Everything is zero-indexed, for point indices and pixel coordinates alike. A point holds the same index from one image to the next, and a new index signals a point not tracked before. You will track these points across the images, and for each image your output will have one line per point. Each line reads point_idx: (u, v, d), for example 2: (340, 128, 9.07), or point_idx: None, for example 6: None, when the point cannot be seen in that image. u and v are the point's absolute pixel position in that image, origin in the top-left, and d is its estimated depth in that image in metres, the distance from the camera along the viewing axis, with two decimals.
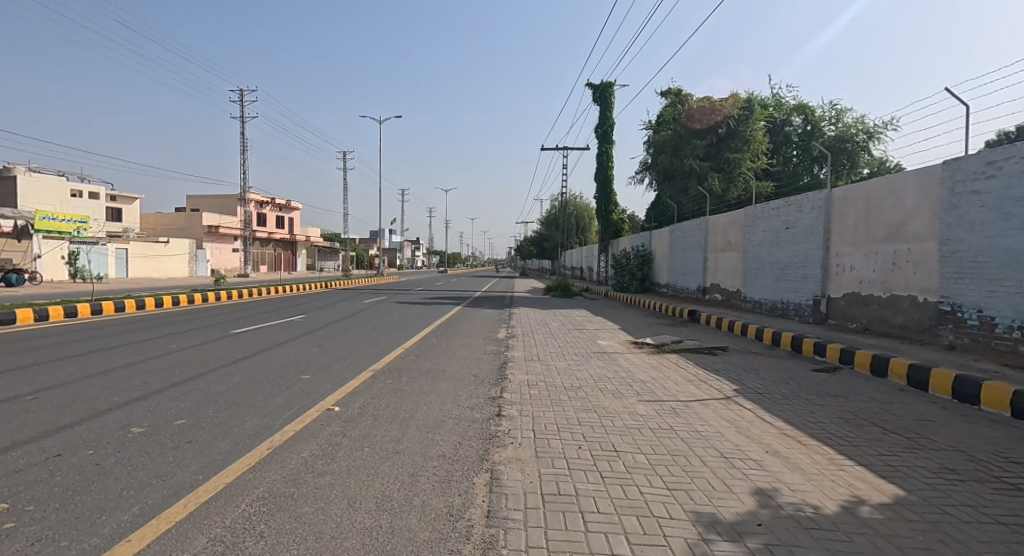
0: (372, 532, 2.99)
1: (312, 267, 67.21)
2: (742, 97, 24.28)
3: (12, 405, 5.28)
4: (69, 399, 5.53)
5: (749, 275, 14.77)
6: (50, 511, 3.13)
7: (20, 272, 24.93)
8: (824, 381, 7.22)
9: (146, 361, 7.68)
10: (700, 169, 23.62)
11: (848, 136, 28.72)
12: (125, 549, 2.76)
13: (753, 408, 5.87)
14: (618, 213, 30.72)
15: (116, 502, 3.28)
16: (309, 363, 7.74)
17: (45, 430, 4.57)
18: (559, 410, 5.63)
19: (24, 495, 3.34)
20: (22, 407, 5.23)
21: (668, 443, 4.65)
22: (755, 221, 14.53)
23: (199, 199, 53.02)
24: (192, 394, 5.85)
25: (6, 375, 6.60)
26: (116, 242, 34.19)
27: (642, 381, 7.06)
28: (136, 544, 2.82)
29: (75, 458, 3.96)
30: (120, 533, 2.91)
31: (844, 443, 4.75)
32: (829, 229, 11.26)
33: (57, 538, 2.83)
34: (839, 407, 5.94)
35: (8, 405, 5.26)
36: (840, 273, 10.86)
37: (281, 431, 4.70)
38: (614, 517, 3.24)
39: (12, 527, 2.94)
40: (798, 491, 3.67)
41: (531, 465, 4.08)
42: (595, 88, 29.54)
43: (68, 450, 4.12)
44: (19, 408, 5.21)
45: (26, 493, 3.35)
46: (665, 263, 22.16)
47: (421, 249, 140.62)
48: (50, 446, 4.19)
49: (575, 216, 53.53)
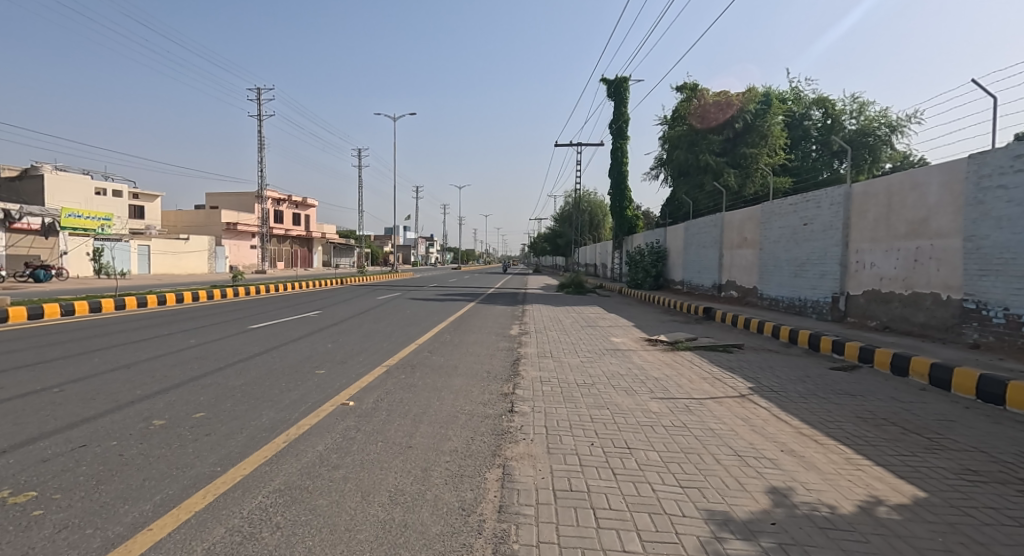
0: (385, 525, 3.01)
1: (328, 264, 68.02)
2: (759, 90, 23.85)
3: (38, 397, 5.38)
4: (95, 391, 5.67)
5: (766, 273, 14.58)
6: (76, 500, 3.20)
7: (48, 268, 25.59)
8: (842, 380, 7.09)
9: (166, 355, 7.77)
10: (716, 164, 23.36)
11: (870, 130, 28.15)
12: (144, 541, 2.77)
13: (769, 406, 5.78)
14: (632, 210, 30.55)
15: (138, 492, 3.33)
16: (326, 358, 7.82)
17: (70, 421, 4.65)
18: (571, 407, 5.60)
19: (51, 483, 3.41)
20: (51, 398, 5.34)
21: (681, 441, 4.60)
22: (771, 217, 14.32)
23: (218, 197, 53.92)
24: (211, 388, 5.92)
25: (31, 368, 6.74)
26: (139, 239, 34.89)
27: (655, 379, 7.00)
28: (156, 533, 2.85)
29: (100, 449, 4.03)
30: (142, 522, 2.95)
31: (862, 442, 4.66)
32: (848, 225, 11.05)
33: (83, 526, 2.89)
34: (858, 406, 5.84)
35: (35, 397, 5.36)
36: (860, 269, 10.67)
37: (297, 424, 4.73)
38: (625, 514, 3.22)
39: (40, 514, 3.01)
40: (814, 491, 3.62)
41: (543, 461, 4.06)
42: (609, 84, 29.27)
43: (92, 441, 4.19)
44: (45, 399, 5.32)
45: (52, 482, 3.42)
46: (680, 259, 22.03)
47: (435, 246, 141.60)
48: (74, 437, 4.26)
49: (589, 212, 53.60)
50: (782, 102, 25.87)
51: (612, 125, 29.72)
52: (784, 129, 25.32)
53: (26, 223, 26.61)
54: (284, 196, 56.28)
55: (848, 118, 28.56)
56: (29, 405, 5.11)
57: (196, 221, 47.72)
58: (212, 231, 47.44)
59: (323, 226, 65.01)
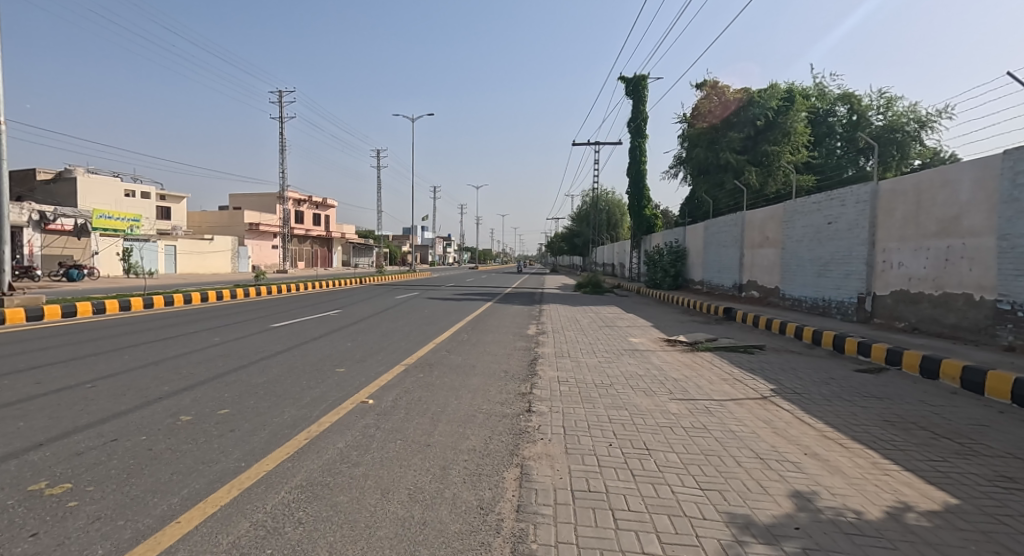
0: (404, 523, 3.00)
1: (348, 264, 68.74)
2: (782, 87, 23.36)
3: (71, 392, 5.51)
4: (125, 387, 5.78)
5: (789, 273, 14.31)
6: (108, 492, 3.26)
7: (80, 267, 26.27)
8: (868, 382, 6.93)
9: (191, 353, 7.89)
10: (737, 162, 23.00)
11: (898, 126, 27.49)
12: (172, 533, 2.81)
13: (792, 409, 5.67)
14: (651, 209, 30.26)
15: (167, 485, 3.38)
16: (345, 357, 7.85)
17: (101, 416, 4.74)
18: (589, 407, 5.55)
19: (84, 476, 3.48)
20: (83, 394, 5.46)
21: (701, 443, 4.53)
22: (794, 216, 14.04)
23: (241, 199, 54.84)
24: (235, 385, 6.00)
25: (64, 364, 6.91)
26: (165, 240, 35.64)
27: (674, 380, 6.91)
28: (184, 525, 2.90)
29: (130, 443, 4.11)
30: (170, 515, 3.00)
31: (890, 447, 4.53)
32: (874, 223, 10.80)
33: (114, 517, 2.95)
34: (885, 409, 5.69)
35: (69, 392, 5.49)
36: (887, 269, 10.42)
37: (317, 422, 4.76)
38: (644, 516, 3.17)
39: (75, 505, 3.08)
40: (839, 496, 3.53)
41: (561, 461, 4.03)
42: (628, 81, 29.00)
43: (122, 435, 4.27)
44: (79, 394, 5.44)
45: (86, 475, 3.49)
46: (699, 259, 21.77)
47: (453, 246, 142.18)
48: (106, 431, 4.35)
49: (606, 212, 53.39)
50: (806, 99, 25.39)
51: (630, 123, 29.48)
52: (807, 126, 24.82)
53: (61, 224, 27.32)
54: (305, 197, 57.04)
55: (874, 114, 27.97)
56: (63, 399, 5.24)
57: (220, 222, 48.62)
58: (235, 232, 48.29)
59: (343, 226, 65.71)
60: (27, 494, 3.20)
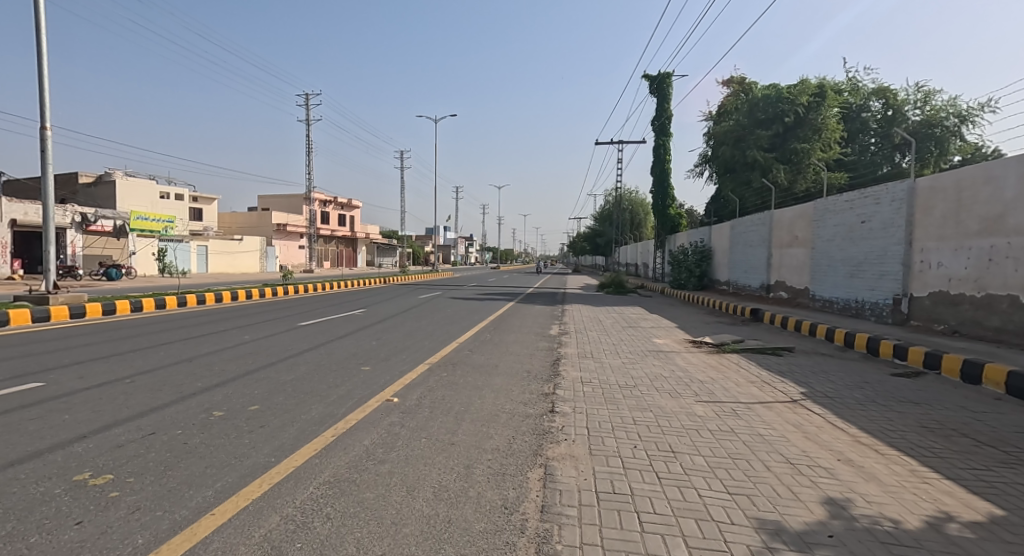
0: (430, 520, 3.00)
1: (371, 264, 69.51)
2: (813, 82, 22.75)
3: (112, 387, 5.66)
4: (161, 383, 5.90)
5: (819, 273, 13.96)
6: (148, 483, 3.32)
7: (118, 266, 27.09)
8: (905, 387, 6.70)
9: (222, 350, 8.04)
10: (764, 160, 22.52)
11: (936, 121, 26.62)
12: (207, 525, 2.85)
13: (824, 413, 5.51)
14: (675, 209, 29.85)
15: (201, 478, 3.43)
16: (370, 356, 7.90)
17: (139, 410, 4.85)
18: (613, 409, 5.48)
19: (124, 468, 3.55)
20: (123, 388, 5.60)
21: (730, 446, 4.43)
22: (825, 214, 13.68)
23: (269, 200, 55.91)
24: (264, 382, 6.09)
25: (104, 360, 7.11)
26: (197, 240, 36.52)
27: (701, 382, 6.79)
28: (218, 518, 2.94)
29: (166, 436, 4.19)
30: (205, 507, 3.04)
31: (930, 454, 4.36)
32: (911, 222, 10.46)
33: (153, 508, 3.01)
34: (923, 415, 5.49)
35: (110, 387, 5.64)
36: (925, 269, 10.08)
37: (344, 419, 4.80)
38: (671, 519, 3.11)
39: (116, 496, 3.15)
40: (875, 504, 3.40)
41: (585, 462, 3.98)
42: (652, 79, 28.68)
43: (159, 429, 4.36)
44: (119, 389, 5.58)
45: (126, 466, 3.57)
46: (725, 259, 21.40)
47: (475, 246, 142.64)
48: (144, 425, 4.45)
49: (629, 212, 52.95)
50: (838, 94, 24.73)
51: (654, 121, 29.15)
52: (839, 122, 24.16)
53: (101, 225, 28.20)
54: (331, 198, 57.85)
55: (911, 108, 27.14)
56: (104, 394, 5.38)
57: (249, 223, 49.64)
58: (263, 232, 49.24)
59: (367, 227, 66.48)
60: (73, 484, 3.28)
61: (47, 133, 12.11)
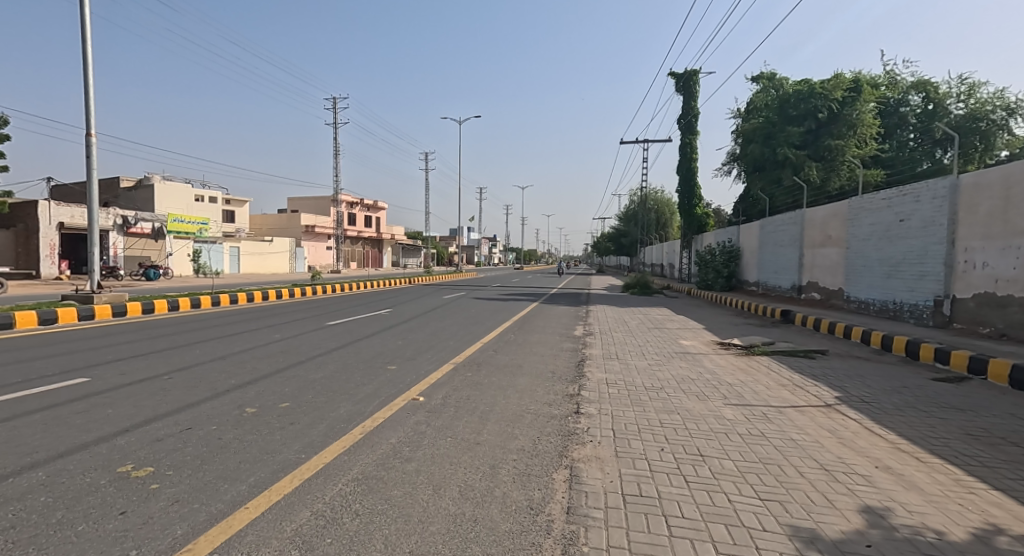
0: (456, 519, 2.97)
1: (397, 265, 70.22)
2: (848, 77, 22.08)
3: (152, 382, 5.80)
4: (197, 379, 6.03)
5: (854, 274, 13.56)
6: (185, 476, 3.38)
7: (157, 267, 27.94)
8: (947, 392, 6.43)
9: (254, 348, 8.18)
10: (796, 158, 21.98)
11: (982, 114, 25.59)
12: (242, 519, 2.88)
13: (860, 418, 5.32)
14: (702, 208, 29.37)
15: (235, 473, 3.47)
16: (396, 355, 7.94)
17: (177, 406, 4.95)
18: (640, 411, 5.39)
19: (164, 461, 3.63)
20: (161, 384, 5.74)
21: (761, 451, 4.30)
22: (861, 213, 13.28)
23: (298, 202, 57.00)
24: (295, 380, 6.17)
25: (143, 357, 7.30)
26: (230, 241, 37.42)
27: (729, 385, 6.63)
28: (251, 512, 2.96)
29: (202, 431, 4.26)
30: (239, 501, 3.07)
31: (975, 463, 4.17)
32: (954, 220, 10.08)
33: (191, 500, 3.05)
34: (967, 422, 5.26)
35: (149, 383, 5.78)
36: (969, 270, 9.70)
37: (371, 417, 4.82)
38: (700, 524, 3.02)
39: (156, 488, 3.21)
40: (916, 513, 3.26)
41: (611, 465, 3.91)
42: (678, 77, 28.30)
43: (195, 424, 4.43)
44: (157, 385, 5.71)
45: (165, 459, 3.65)
46: (754, 259, 20.95)
47: (499, 247, 142.93)
48: (182, 420, 4.53)
49: (655, 211, 52.38)
50: (875, 88, 23.98)
51: (681, 119, 28.75)
52: (876, 116, 23.39)
53: (140, 227, 29.15)
54: (358, 200, 58.63)
55: (954, 101, 26.20)
56: (144, 389, 5.51)
57: (279, 224, 50.65)
58: (292, 233, 50.20)
59: (393, 228, 67.20)
60: (116, 476, 3.36)
61: (92, 140, 12.51)
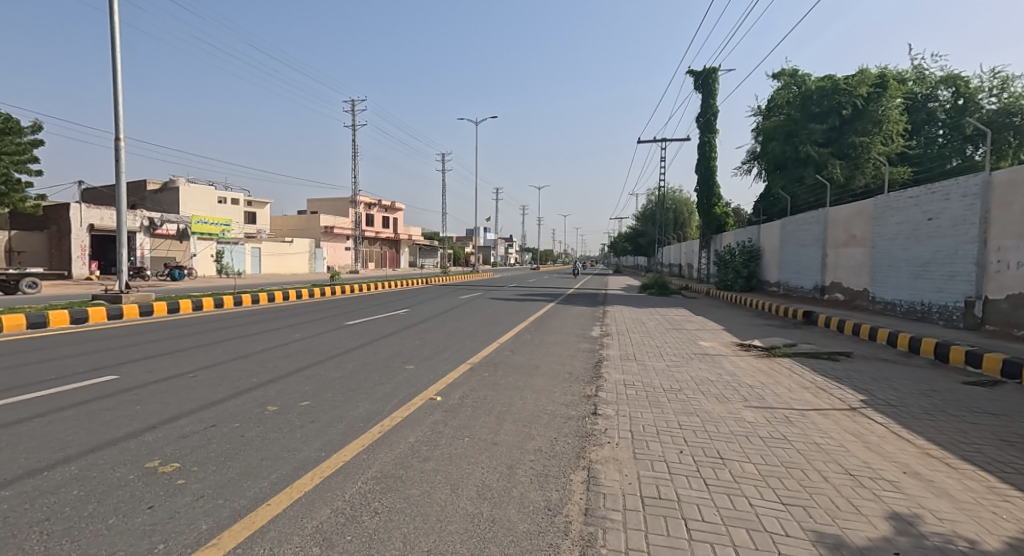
0: (473, 519, 2.94)
1: (414, 265, 70.64)
2: (873, 72, 21.61)
3: (177, 380, 5.88)
4: (220, 377, 6.10)
5: (880, 274, 13.25)
6: (209, 473, 3.41)
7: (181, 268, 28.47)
8: (978, 396, 6.23)
9: (275, 347, 8.26)
10: (818, 156, 21.59)
11: (1015, 109, 24.85)
12: (264, 515, 2.89)
13: (887, 422, 5.17)
14: (722, 208, 29.01)
15: (258, 469, 3.49)
16: (413, 354, 7.96)
17: (201, 403, 5.01)
18: (659, 413, 5.31)
19: (189, 457, 3.66)
20: (186, 382, 5.81)
21: (784, 454, 4.20)
22: (887, 212, 12.98)
23: (317, 203, 57.66)
24: (314, 378, 6.21)
25: (169, 355, 7.42)
26: (252, 242, 37.99)
27: (750, 387, 6.50)
28: (273, 508, 2.97)
29: (226, 428, 4.30)
30: (261, 497, 3.09)
31: (1010, 470, 4.02)
32: (986, 219, 9.79)
33: (215, 496, 3.07)
34: (1000, 427, 5.08)
35: (175, 381, 5.86)
36: (1002, 269, 9.41)
37: (389, 416, 4.82)
38: (720, 527, 2.95)
39: (181, 483, 3.24)
40: (948, 521, 3.14)
41: (630, 466, 3.85)
42: (697, 75, 28.00)
43: (220, 421, 4.48)
44: (183, 383, 5.79)
45: (190, 456, 3.68)
46: (776, 259, 20.61)
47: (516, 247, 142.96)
48: (206, 417, 4.58)
49: (673, 211, 51.95)
50: (901, 84, 23.44)
51: (700, 118, 28.43)
52: (903, 112, 22.85)
53: (166, 228, 29.75)
54: (375, 200, 59.09)
55: (986, 96, 25.49)
56: (170, 387, 5.59)
57: (299, 225, 51.28)
58: (312, 234, 50.80)
59: (410, 229, 67.63)
60: (144, 471, 3.39)
61: (120, 144, 12.75)
